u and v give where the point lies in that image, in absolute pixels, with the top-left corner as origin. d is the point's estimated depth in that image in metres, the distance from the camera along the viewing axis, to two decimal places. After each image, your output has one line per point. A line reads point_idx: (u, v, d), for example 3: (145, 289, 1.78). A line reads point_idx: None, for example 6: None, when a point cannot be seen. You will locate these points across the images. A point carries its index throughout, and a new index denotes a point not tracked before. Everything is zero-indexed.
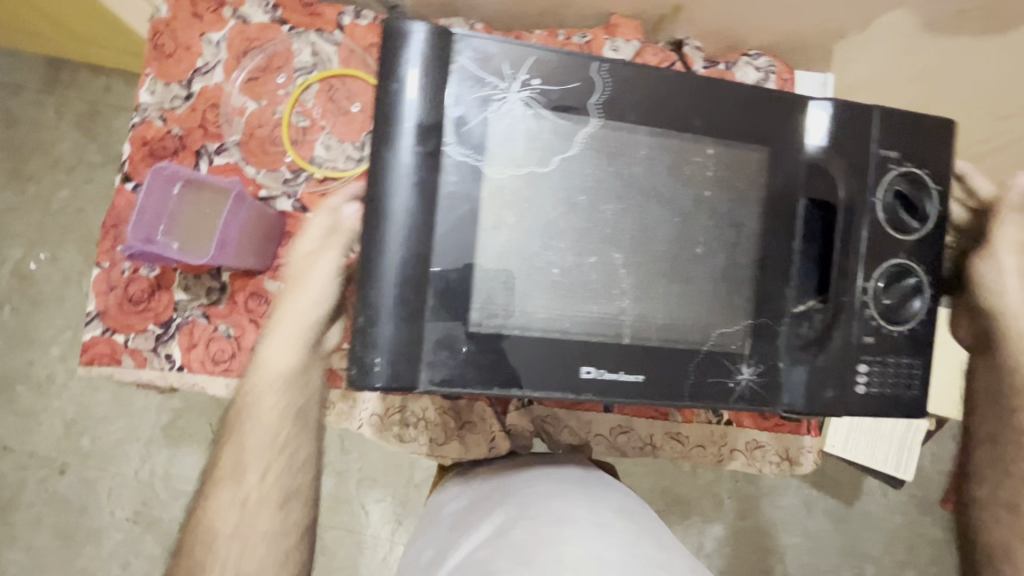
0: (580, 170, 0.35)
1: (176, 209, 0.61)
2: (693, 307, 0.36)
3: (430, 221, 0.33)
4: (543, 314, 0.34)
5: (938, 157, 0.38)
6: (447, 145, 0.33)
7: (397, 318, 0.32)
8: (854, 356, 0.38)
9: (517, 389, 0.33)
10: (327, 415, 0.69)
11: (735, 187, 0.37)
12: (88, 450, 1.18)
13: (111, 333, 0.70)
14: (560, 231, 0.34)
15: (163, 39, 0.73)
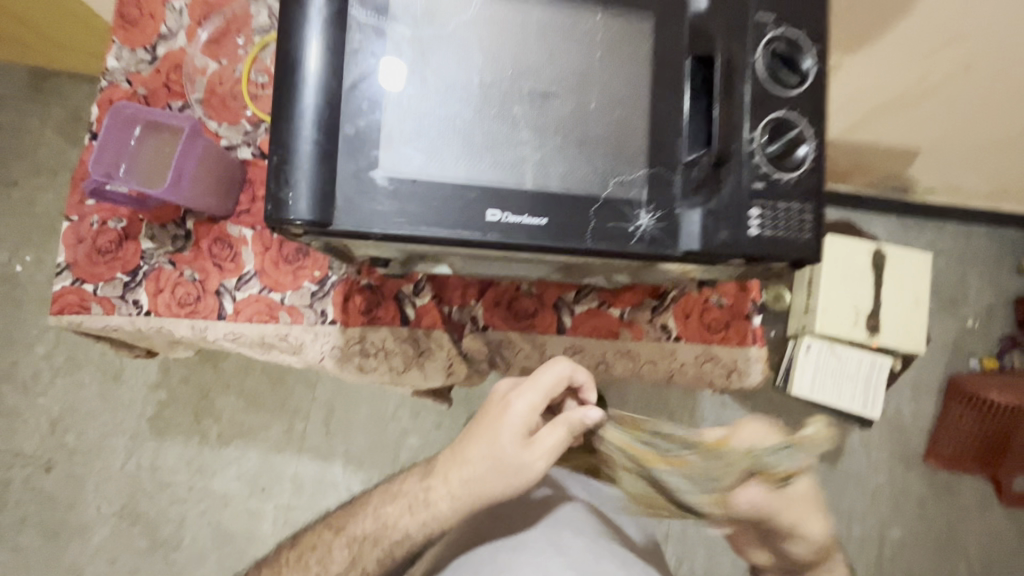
0: (477, 33, 0.41)
1: (137, 149, 0.64)
2: (591, 161, 0.42)
3: (340, 69, 0.38)
4: (449, 171, 0.40)
5: (814, 19, 0.43)
6: (354, 11, 0.39)
7: (316, 160, 0.37)
8: (746, 199, 0.42)
9: (424, 227, 0.39)
10: (288, 347, 0.72)
11: (622, 51, 0.43)
12: (74, 445, 1.45)
13: (81, 284, 0.72)
14: (461, 87, 0.41)
15: (128, 8, 0.77)
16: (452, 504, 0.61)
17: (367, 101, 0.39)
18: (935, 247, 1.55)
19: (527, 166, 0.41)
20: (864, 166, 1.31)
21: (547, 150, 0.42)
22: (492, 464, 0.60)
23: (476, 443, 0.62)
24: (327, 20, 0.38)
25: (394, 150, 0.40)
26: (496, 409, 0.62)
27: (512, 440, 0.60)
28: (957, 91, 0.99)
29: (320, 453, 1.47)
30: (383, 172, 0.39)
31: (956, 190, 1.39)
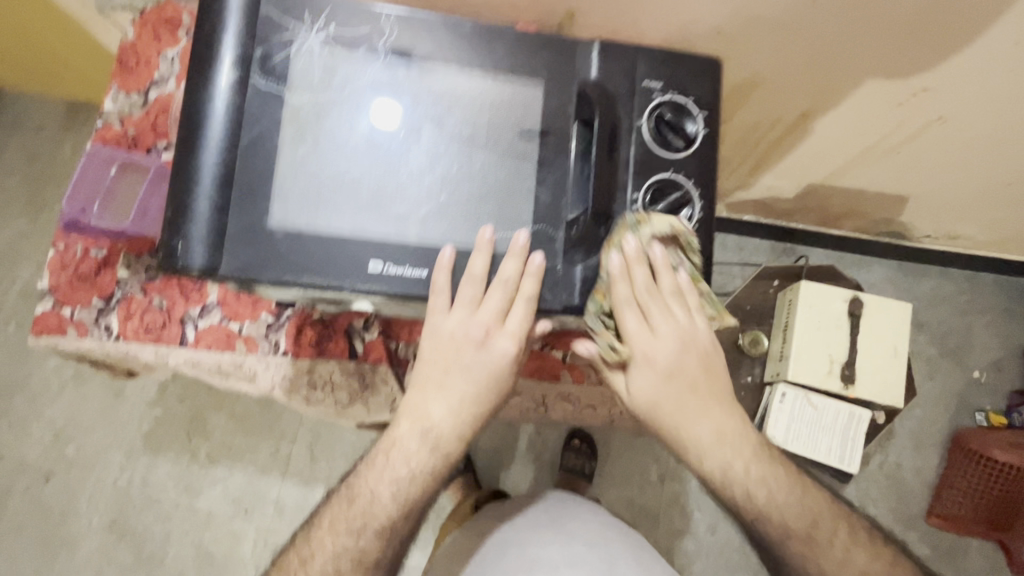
0: (359, 103, 0.52)
1: (114, 186, 0.70)
2: (453, 219, 0.53)
3: (238, 134, 0.49)
4: (333, 225, 0.51)
5: (691, 86, 0.57)
6: (255, 78, 0.50)
7: (213, 213, 0.48)
8: (624, 256, 0.56)
9: (303, 276, 0.50)
10: (241, 374, 0.75)
11: (478, 122, 0.53)
12: (72, 457, 1.49)
13: (60, 307, 0.77)
14: (348, 149, 0.51)
15: (126, 56, 0.85)
16: (457, 431, 0.59)
17: (262, 166, 0.49)
18: (939, 295, 1.49)
19: (408, 224, 0.52)
20: (857, 210, 1.28)
21: (423, 210, 0.52)
22: (475, 385, 0.58)
23: (452, 371, 0.58)
24: (229, 106, 0.49)
25: (284, 203, 0.50)
26: (456, 338, 0.56)
27: (493, 363, 0.57)
28: (932, 139, 0.98)
29: (303, 478, 1.49)
30: (275, 222, 0.49)
31: (954, 238, 1.34)
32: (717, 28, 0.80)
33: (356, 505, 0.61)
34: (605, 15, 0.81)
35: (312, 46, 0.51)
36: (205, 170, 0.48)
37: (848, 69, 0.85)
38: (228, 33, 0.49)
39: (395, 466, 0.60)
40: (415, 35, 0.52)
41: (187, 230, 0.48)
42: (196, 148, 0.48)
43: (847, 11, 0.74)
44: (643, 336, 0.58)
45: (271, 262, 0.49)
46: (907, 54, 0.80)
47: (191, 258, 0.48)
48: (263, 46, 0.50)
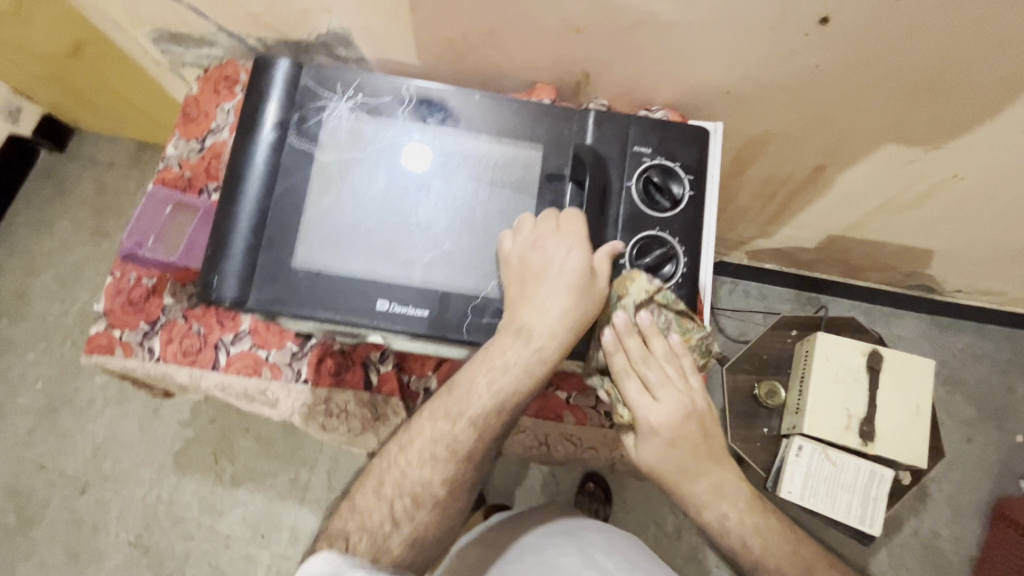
0: (379, 159, 0.59)
1: (168, 223, 0.79)
2: (456, 267, 0.59)
3: (271, 185, 0.57)
4: (347, 268, 0.57)
5: (678, 151, 0.63)
6: (290, 138, 0.58)
7: (244, 253, 0.56)
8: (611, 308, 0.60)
9: (317, 312, 0.56)
10: (264, 398, 0.80)
11: (483, 179, 0.60)
12: (108, 472, 1.57)
13: (111, 329, 0.84)
14: (367, 199, 0.59)
15: (190, 109, 0.96)
16: (549, 328, 0.56)
17: (291, 213, 0.57)
18: (975, 351, 1.44)
19: (415, 268, 0.58)
20: (881, 262, 1.27)
21: (430, 256, 0.58)
22: (555, 290, 0.57)
23: (528, 281, 0.57)
24: (267, 163, 0.58)
25: (307, 246, 0.57)
26: (525, 252, 0.57)
27: (564, 266, 0.57)
28: (950, 196, 0.99)
29: (319, 505, 1.52)
30: (298, 263, 0.56)
31: (987, 293, 1.31)
32: (726, 88, 0.84)
33: (455, 395, 0.59)
34: (619, 75, 0.86)
35: (341, 112, 0.59)
36: (243, 217, 0.57)
37: (854, 126, 0.87)
38: (272, 102, 0.59)
39: (489, 358, 0.56)
40: (429, 103, 0.60)
41: (223, 268, 0.56)
42: (238, 197, 0.57)
43: (846, 77, 0.78)
44: (645, 401, 0.60)
45: (292, 298, 0.56)
46: (909, 114, 0.82)
47: (224, 292, 0.56)
48: (298, 112, 0.59)
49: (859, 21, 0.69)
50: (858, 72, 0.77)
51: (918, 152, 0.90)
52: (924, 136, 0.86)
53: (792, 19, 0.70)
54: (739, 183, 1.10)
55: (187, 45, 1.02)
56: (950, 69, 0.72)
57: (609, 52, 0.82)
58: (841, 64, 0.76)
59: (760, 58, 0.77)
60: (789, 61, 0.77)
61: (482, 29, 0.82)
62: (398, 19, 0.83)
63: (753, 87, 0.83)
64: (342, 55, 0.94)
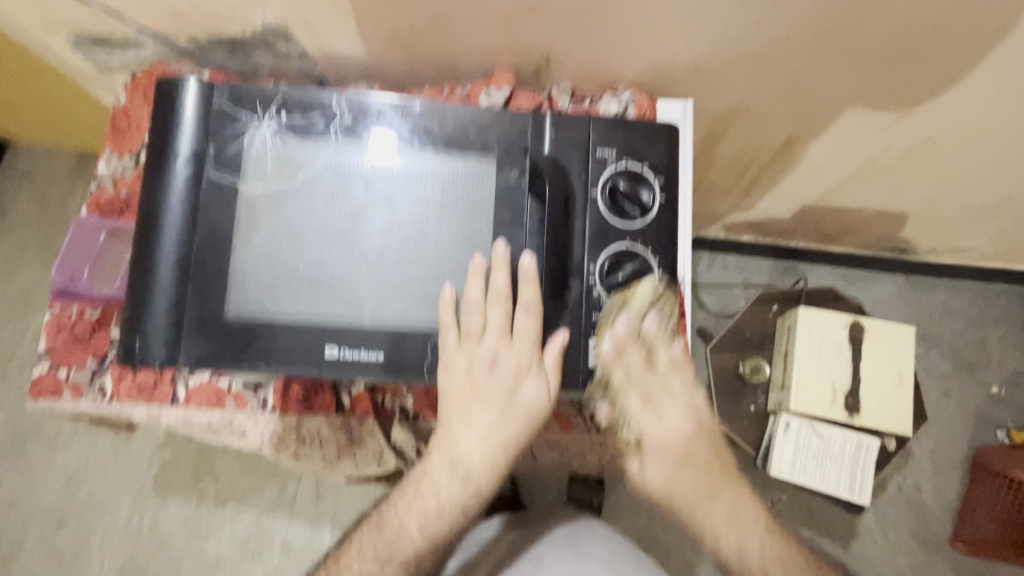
0: (314, 185, 0.55)
1: (104, 253, 0.72)
2: (409, 300, 0.56)
3: (193, 227, 0.53)
4: (288, 313, 0.54)
5: (644, 154, 0.60)
6: (210, 170, 0.54)
7: (168, 306, 0.53)
8: (586, 330, 0.58)
9: (258, 364, 0.53)
10: (229, 430, 0.75)
11: (430, 199, 0.56)
12: (84, 502, 1.50)
13: (56, 368, 0.78)
14: (304, 232, 0.55)
15: (120, 119, 0.87)
16: (487, 463, 0.57)
17: (219, 257, 0.53)
18: (949, 308, 1.45)
19: (363, 306, 0.55)
20: (856, 228, 1.26)
21: (378, 292, 0.55)
22: (500, 414, 0.57)
23: (473, 400, 0.56)
24: (185, 204, 0.53)
25: (241, 292, 0.53)
26: (472, 367, 0.56)
27: (517, 385, 0.56)
28: (921, 160, 0.97)
29: (309, 517, 1.48)
30: (231, 313, 0.53)
31: (959, 251, 1.31)
32: (694, 64, 0.80)
33: (386, 534, 0.62)
34: (582, 56, 0.81)
35: (265, 137, 0.54)
36: (164, 267, 0.53)
37: (822, 96, 0.84)
38: (184, 132, 0.54)
39: (424, 499, 0.59)
40: (362, 118, 0.55)
41: (147, 327, 0.53)
42: (155, 247, 0.53)
43: (813, 48, 0.74)
44: (652, 420, 0.63)
45: (230, 353, 0.53)
46: (879, 81, 0.79)
47: (152, 353, 0.53)
48: (217, 140, 0.54)
49: None
50: (824, 42, 0.73)
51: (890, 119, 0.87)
52: (896, 104, 0.83)
53: None
54: (710, 159, 1.06)
55: (111, 49, 0.92)
56: (924, 33, 0.69)
57: (569, 33, 0.76)
58: (807, 35, 0.72)
59: (726, 31, 0.73)
60: (758, 31, 0.72)
61: (432, 15, 0.75)
62: (338, 9, 0.75)
63: (720, 61, 0.78)
64: (281, 51, 0.86)
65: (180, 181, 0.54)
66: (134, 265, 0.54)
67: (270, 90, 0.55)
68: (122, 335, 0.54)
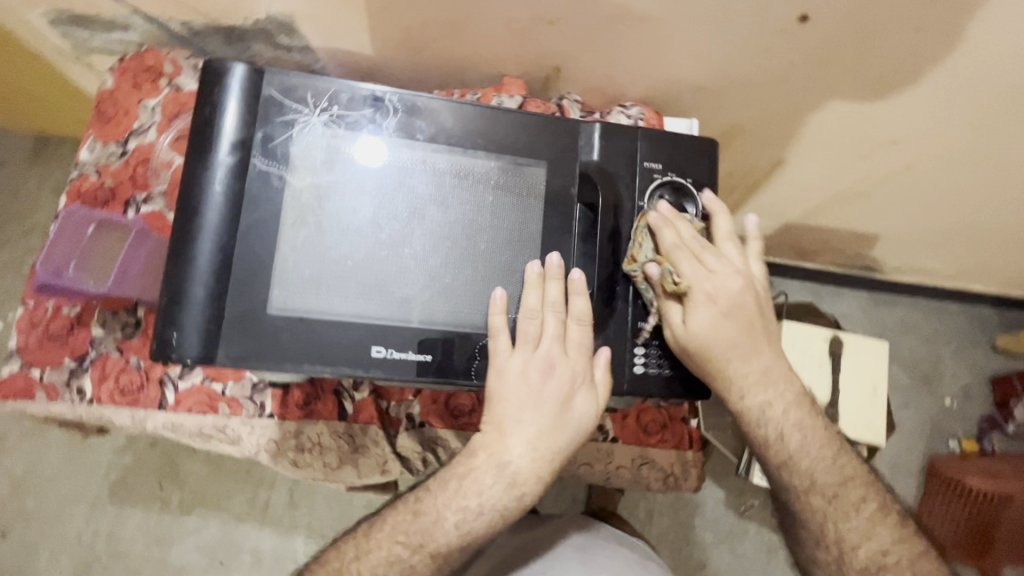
0: (364, 179, 0.53)
1: (90, 245, 0.67)
2: (458, 302, 0.54)
3: (235, 218, 0.51)
4: (335, 312, 0.52)
5: (689, 167, 0.60)
6: (255, 160, 0.52)
7: (207, 300, 0.51)
8: (631, 340, 0.59)
9: (302, 364, 0.51)
10: (223, 437, 0.71)
11: (479, 200, 0.55)
12: (32, 509, 1.40)
13: (28, 368, 0.73)
14: (353, 227, 0.53)
15: (105, 105, 0.82)
16: (535, 469, 0.56)
17: (263, 250, 0.51)
18: (909, 324, 1.54)
19: (411, 307, 0.53)
20: (831, 246, 1.33)
21: (427, 292, 0.54)
22: (550, 420, 0.56)
23: (525, 405, 0.56)
24: (228, 193, 0.51)
25: (285, 289, 0.51)
26: (527, 373, 0.55)
27: (570, 395, 0.56)
28: (899, 186, 1.03)
29: (282, 525, 1.41)
30: (273, 308, 0.51)
31: (922, 271, 1.40)
32: (699, 85, 0.83)
33: (419, 521, 0.58)
34: (591, 71, 0.83)
35: (315, 129, 0.53)
36: (203, 257, 0.51)
37: (819, 120, 0.88)
38: (228, 120, 0.52)
39: (466, 495, 0.57)
40: (416, 114, 0.54)
41: (184, 321, 0.51)
42: (195, 236, 0.51)
43: (815, 73, 0.78)
44: (700, 271, 0.58)
45: (273, 350, 0.51)
46: (860, 110, 0.84)
47: (187, 348, 0.51)
48: (263, 129, 0.53)
49: (835, 20, 0.69)
50: (827, 68, 0.77)
51: (876, 145, 0.92)
52: (879, 132, 0.89)
53: (771, 14, 0.68)
54: None
55: (94, 29, 0.87)
56: (917, 68, 0.74)
57: (583, 46, 0.77)
58: (813, 62, 0.76)
59: (735, 55, 0.76)
60: (765, 56, 0.76)
61: (447, 19, 0.75)
62: (351, 6, 0.74)
63: (726, 82, 0.81)
64: (283, 44, 0.84)
65: (222, 171, 0.52)
66: (170, 254, 0.52)
67: (322, 82, 0.54)
68: (155, 329, 0.52)
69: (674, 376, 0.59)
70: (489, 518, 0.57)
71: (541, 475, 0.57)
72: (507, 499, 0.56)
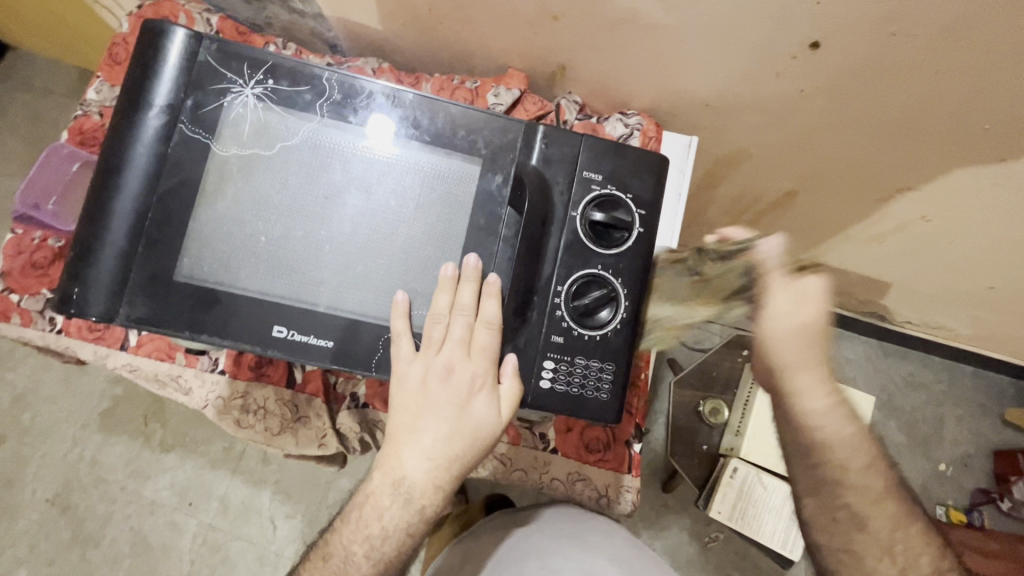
0: (291, 156, 0.53)
1: (73, 182, 0.70)
2: (368, 292, 0.54)
3: (155, 181, 0.52)
4: (242, 286, 0.52)
5: (628, 181, 0.58)
6: (183, 126, 0.52)
7: (117, 260, 0.51)
8: (543, 353, 0.56)
9: (202, 334, 0.51)
10: (172, 387, 0.73)
11: (406, 192, 0.55)
12: (27, 425, 1.38)
13: (8, 292, 0.75)
14: (272, 203, 0.53)
15: (118, 49, 0.83)
16: (431, 479, 0.54)
17: (179, 216, 0.52)
18: (914, 381, 1.47)
19: (320, 290, 0.53)
20: (839, 289, 1.27)
21: (337, 278, 0.53)
22: (448, 427, 0.54)
23: (424, 413, 0.54)
24: (151, 153, 0.52)
25: (195, 257, 0.52)
26: (426, 381, 0.54)
27: (469, 399, 0.54)
28: (913, 235, 0.97)
29: (252, 478, 1.39)
30: (181, 276, 0.52)
31: (935, 328, 1.32)
32: (707, 101, 0.79)
33: (329, 565, 0.56)
34: (595, 73, 0.80)
35: (248, 101, 0.53)
36: (119, 216, 0.51)
37: (829, 153, 0.83)
38: (162, 83, 0.53)
39: (368, 524, 0.55)
40: (352, 99, 0.54)
41: (90, 277, 0.51)
42: (114, 194, 0.51)
43: (823, 103, 0.73)
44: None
45: (175, 318, 0.51)
46: (865, 149, 0.80)
47: (90, 305, 0.51)
48: (197, 96, 0.53)
49: (846, 52, 0.64)
50: (836, 99, 0.72)
51: (886, 188, 0.87)
52: (885, 175, 0.84)
53: (779, 40, 0.65)
54: (709, 196, 1.06)
55: None
56: (936, 113, 0.69)
57: (587, 47, 0.75)
58: (823, 91, 0.71)
59: (745, 76, 0.72)
60: (772, 82, 0.72)
61: (453, 3, 0.73)
62: None
63: (738, 101, 0.77)
64: (297, 9, 0.83)
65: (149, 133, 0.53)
66: (86, 209, 0.53)
67: (261, 54, 0.54)
68: (62, 281, 0.52)
69: (586, 392, 0.56)
70: (396, 540, 0.55)
71: (439, 485, 0.54)
72: (410, 517, 0.55)
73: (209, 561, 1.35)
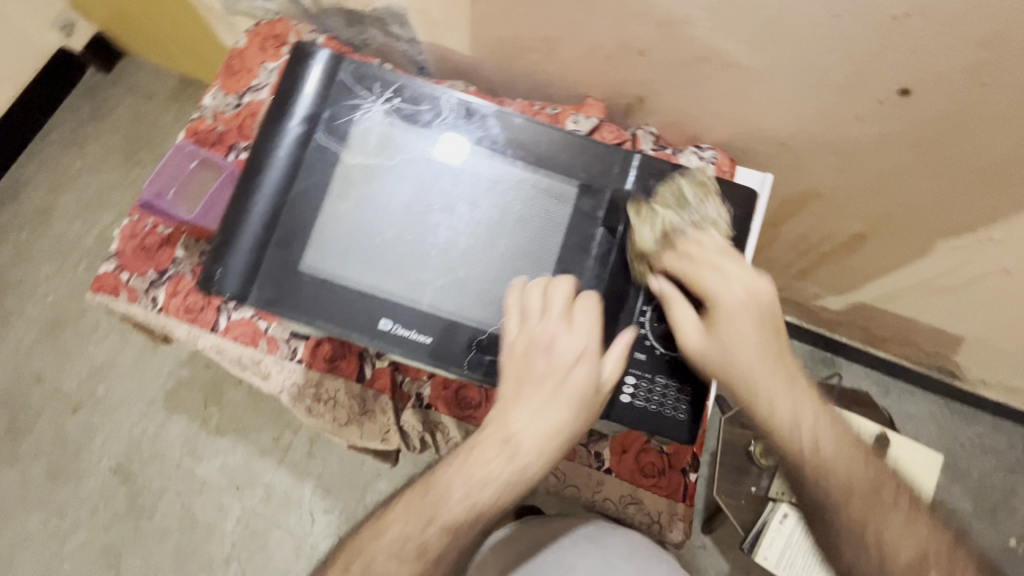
0: (408, 166, 0.58)
1: (190, 178, 0.79)
2: (466, 296, 0.57)
3: (291, 181, 0.58)
4: (354, 281, 0.57)
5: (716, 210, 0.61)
6: (319, 135, 0.58)
7: (251, 249, 0.57)
8: (624, 370, 0.58)
9: (318, 321, 0.56)
10: (256, 372, 0.79)
11: (508, 207, 0.58)
12: (101, 397, 1.49)
13: (120, 271, 0.83)
14: (387, 206, 0.58)
15: (234, 61, 0.92)
16: None
17: (307, 213, 0.57)
18: (985, 445, 1.37)
19: (424, 291, 0.57)
20: (907, 340, 1.21)
21: (440, 281, 0.57)
22: (553, 394, 0.52)
23: (527, 380, 0.53)
24: (290, 157, 0.58)
25: (316, 251, 0.57)
26: (528, 349, 0.54)
27: (568, 371, 0.53)
28: (997, 290, 0.93)
29: (296, 469, 1.44)
30: (305, 267, 0.57)
31: (1012, 390, 1.25)
32: (783, 140, 0.80)
33: None
34: (672, 107, 0.83)
35: (375, 115, 0.59)
36: (257, 211, 0.57)
37: (912, 199, 0.82)
38: (305, 96, 0.59)
39: None
40: (466, 119, 0.59)
41: (228, 260, 0.57)
42: (255, 189, 0.58)
43: (911, 150, 0.73)
44: (716, 277, 0.55)
45: (294, 302, 0.56)
46: (950, 199, 0.78)
47: (226, 286, 0.57)
48: (332, 109, 0.59)
49: (937, 102, 0.65)
50: (924, 148, 0.72)
51: (967, 240, 0.84)
52: (968, 226, 0.82)
53: (867, 84, 0.66)
54: (774, 235, 1.05)
55: None
56: None
57: (666, 81, 0.78)
58: (911, 138, 0.71)
59: (828, 119, 0.73)
60: (857, 126, 0.72)
61: (542, 35, 0.78)
62: (458, 9, 0.79)
63: (819, 142, 0.78)
64: (394, 33, 0.90)
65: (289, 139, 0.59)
66: (231, 203, 0.59)
67: (390, 75, 0.59)
68: (205, 263, 0.58)
69: (664, 409, 0.58)
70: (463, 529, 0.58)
71: None
72: None
73: (249, 546, 1.41)
